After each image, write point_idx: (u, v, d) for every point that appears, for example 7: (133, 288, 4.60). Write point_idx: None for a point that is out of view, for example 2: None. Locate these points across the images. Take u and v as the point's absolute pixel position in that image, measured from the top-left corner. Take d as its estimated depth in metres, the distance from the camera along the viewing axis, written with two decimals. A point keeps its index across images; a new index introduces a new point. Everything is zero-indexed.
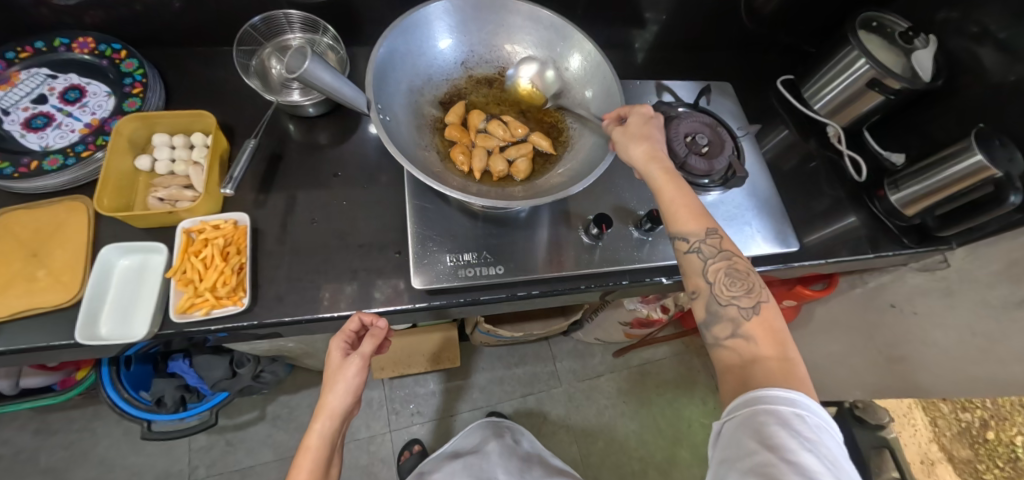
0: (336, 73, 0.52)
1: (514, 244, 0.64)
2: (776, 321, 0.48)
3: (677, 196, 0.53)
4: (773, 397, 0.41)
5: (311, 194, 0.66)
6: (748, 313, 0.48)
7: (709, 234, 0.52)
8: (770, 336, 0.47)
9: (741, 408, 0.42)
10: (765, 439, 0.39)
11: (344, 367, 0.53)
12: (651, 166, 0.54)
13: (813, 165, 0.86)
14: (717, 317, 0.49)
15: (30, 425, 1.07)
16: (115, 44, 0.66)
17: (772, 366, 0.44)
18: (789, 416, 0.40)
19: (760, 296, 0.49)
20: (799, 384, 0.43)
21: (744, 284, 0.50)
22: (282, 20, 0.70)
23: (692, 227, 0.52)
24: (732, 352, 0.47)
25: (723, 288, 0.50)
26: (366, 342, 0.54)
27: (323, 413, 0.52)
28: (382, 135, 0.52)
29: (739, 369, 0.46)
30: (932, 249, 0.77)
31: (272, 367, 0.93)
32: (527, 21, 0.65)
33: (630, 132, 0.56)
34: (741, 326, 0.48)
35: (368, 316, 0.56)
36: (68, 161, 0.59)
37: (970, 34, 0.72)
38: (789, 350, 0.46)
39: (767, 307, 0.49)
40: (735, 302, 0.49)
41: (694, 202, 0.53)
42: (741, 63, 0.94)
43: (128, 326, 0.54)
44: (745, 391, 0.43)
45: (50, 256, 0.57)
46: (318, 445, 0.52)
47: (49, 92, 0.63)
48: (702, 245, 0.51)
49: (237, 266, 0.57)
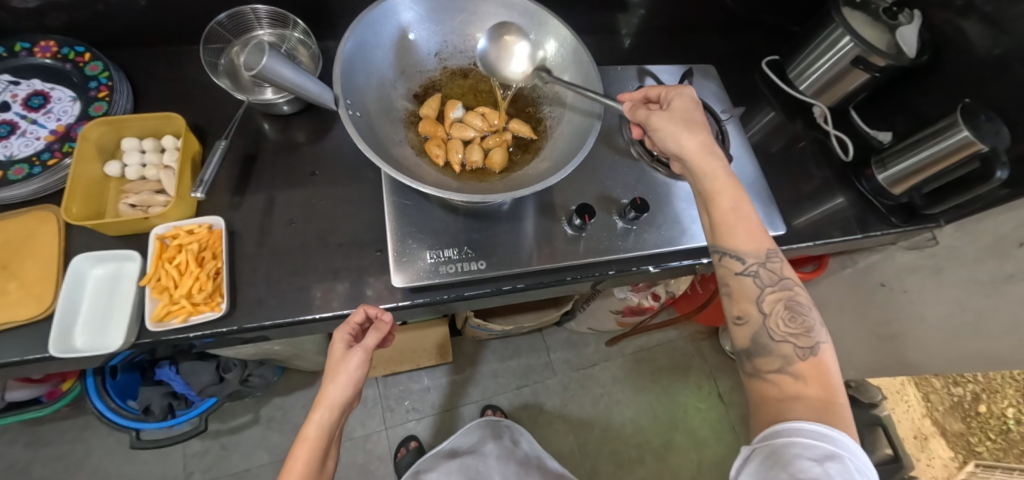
0: (299, 69, 0.50)
1: (497, 238, 0.63)
2: (833, 368, 0.46)
3: (730, 207, 0.51)
4: (811, 432, 0.40)
5: (288, 194, 0.65)
6: (803, 353, 0.46)
7: (768, 259, 0.50)
8: (822, 379, 0.45)
9: (776, 437, 0.41)
10: (796, 470, 0.38)
11: (347, 359, 0.52)
12: (709, 158, 0.53)
13: (800, 146, 0.85)
14: (765, 350, 0.48)
15: (21, 437, 1.06)
16: (78, 47, 0.64)
17: (816, 405, 0.43)
18: (826, 453, 0.39)
19: (819, 338, 0.47)
20: (842, 424, 0.41)
21: (802, 322, 0.48)
22: (250, 16, 0.68)
23: (751, 248, 0.50)
24: (776, 387, 0.46)
25: (779, 322, 0.48)
26: (371, 334, 0.53)
27: (322, 404, 0.50)
28: (351, 130, 0.50)
29: (779, 403, 0.45)
30: (921, 228, 0.76)
31: (261, 371, 0.92)
32: (500, 8, 0.63)
33: (676, 115, 0.56)
34: (792, 364, 0.46)
35: (375, 309, 0.55)
36: (34, 170, 0.58)
37: (955, 8, 0.71)
38: (838, 395, 0.44)
39: (824, 350, 0.47)
40: (790, 340, 0.47)
41: (754, 223, 0.51)
42: (726, 45, 0.93)
43: (104, 336, 0.53)
44: (780, 422, 0.43)
45: (21, 268, 0.55)
46: (316, 438, 0.50)
47: (12, 99, 0.61)
48: (760, 269, 0.50)
49: (213, 271, 0.56)
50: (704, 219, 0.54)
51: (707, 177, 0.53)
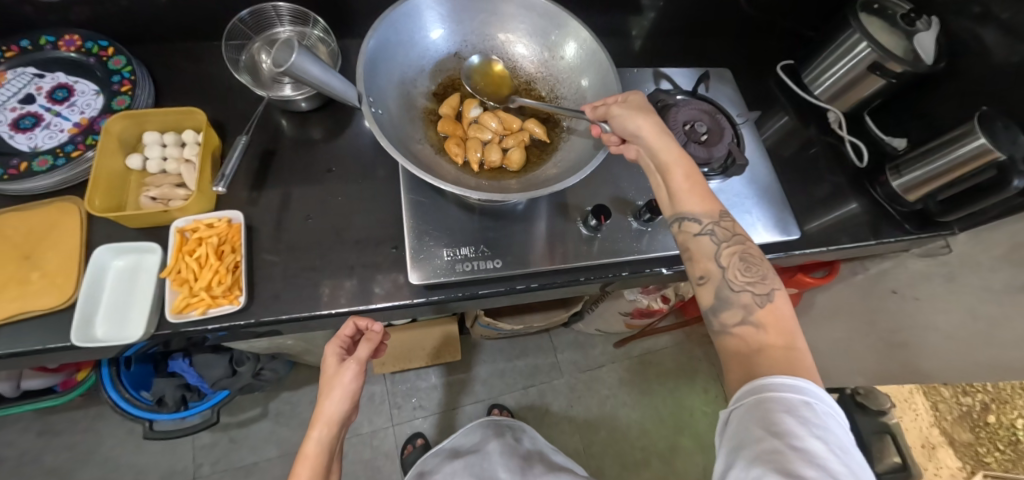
0: (326, 67, 0.51)
1: (512, 237, 0.64)
2: (790, 313, 0.46)
3: (685, 176, 0.52)
4: (781, 384, 0.39)
5: (305, 190, 0.66)
6: (761, 300, 0.46)
7: (720, 219, 0.51)
8: (780, 325, 0.45)
9: (748, 395, 0.40)
10: (773, 427, 0.37)
11: (340, 373, 0.53)
12: (661, 138, 0.53)
13: (813, 151, 0.85)
14: (727, 303, 0.47)
15: (34, 426, 1.07)
16: (103, 42, 0.65)
17: (778, 355, 0.42)
18: (796, 403, 0.38)
19: (774, 284, 0.47)
20: (809, 372, 0.41)
21: (757, 271, 0.48)
22: (271, 13, 0.69)
23: (704, 209, 0.51)
24: (740, 338, 0.45)
25: (736, 273, 0.48)
26: (361, 346, 0.54)
27: (320, 420, 0.52)
28: (374, 128, 0.51)
29: (746, 357, 0.44)
30: (934, 235, 0.78)
31: (272, 365, 0.93)
32: (521, 9, 0.64)
33: (631, 105, 0.54)
34: (753, 313, 0.46)
35: (363, 321, 0.56)
36: (58, 162, 0.59)
37: (972, 15, 0.71)
38: (799, 341, 0.43)
39: (780, 296, 0.47)
40: (748, 288, 0.47)
41: (702, 184, 0.53)
42: (740, 49, 0.93)
43: (124, 327, 0.54)
44: (752, 379, 0.41)
45: (44, 258, 0.56)
46: (315, 454, 0.52)
47: (37, 91, 0.62)
48: (715, 228, 0.50)
49: (232, 264, 0.57)
50: (660, 189, 0.55)
51: (660, 152, 0.53)
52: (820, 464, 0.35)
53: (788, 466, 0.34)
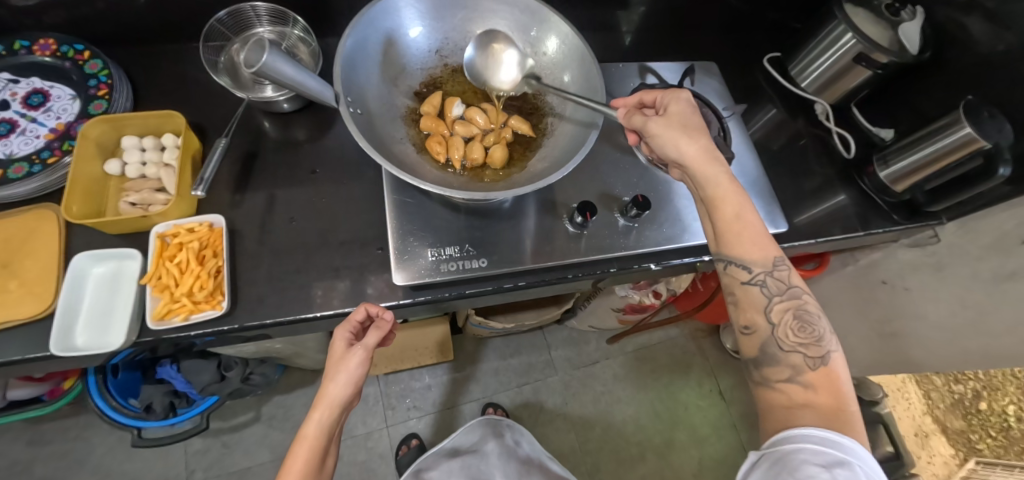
0: (299, 67, 0.50)
1: (498, 235, 0.63)
2: (842, 375, 0.45)
3: (734, 214, 0.50)
4: (820, 438, 0.39)
5: (289, 192, 0.65)
6: (814, 362, 0.45)
7: (776, 269, 0.49)
8: (831, 386, 0.44)
9: (785, 444, 0.40)
10: (805, 476, 0.37)
11: (347, 358, 0.52)
12: (710, 165, 0.51)
13: (802, 143, 0.85)
14: (774, 360, 0.47)
15: (24, 436, 1.06)
16: (78, 45, 0.64)
17: (829, 415, 0.42)
18: (834, 460, 0.38)
19: (829, 346, 0.46)
20: (854, 433, 0.40)
21: (812, 331, 0.47)
22: (250, 13, 0.68)
23: (757, 255, 0.49)
24: (784, 396, 0.45)
25: (789, 332, 0.47)
26: (371, 333, 0.53)
27: (322, 403, 0.50)
28: (351, 128, 0.50)
29: (788, 412, 0.44)
30: (923, 224, 0.77)
31: (261, 369, 0.93)
32: (501, 5, 0.63)
33: (672, 123, 0.53)
34: (802, 374, 0.45)
35: (375, 308, 0.55)
36: (34, 168, 0.58)
37: (957, 4, 0.71)
38: (847, 402, 0.43)
39: (835, 359, 0.46)
40: (800, 349, 0.46)
41: (760, 229, 0.49)
42: (728, 42, 0.92)
43: (105, 335, 0.53)
44: (790, 428, 0.42)
45: (22, 267, 0.55)
46: (315, 436, 0.50)
47: (12, 97, 0.61)
48: (767, 279, 0.48)
49: (214, 269, 0.56)
50: (706, 224, 0.53)
51: (709, 183, 0.51)
52: None
53: None
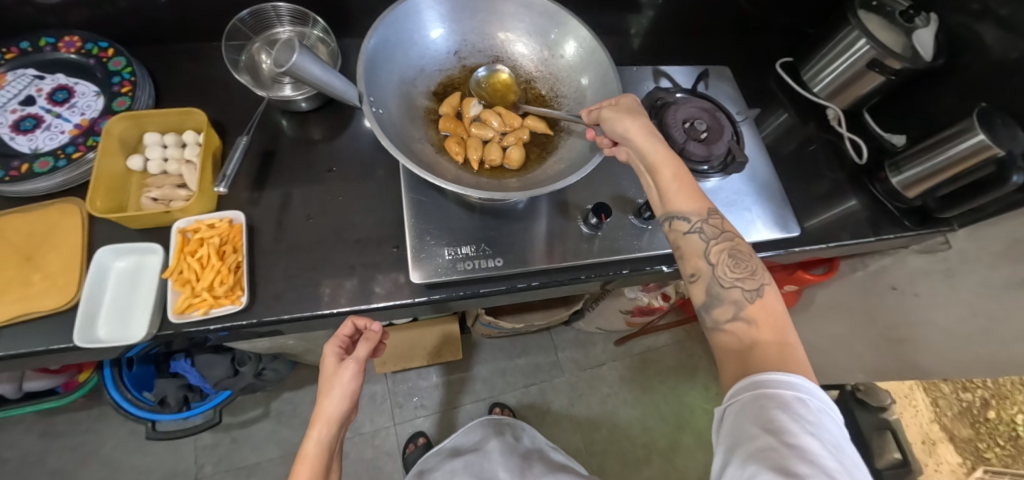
0: (326, 66, 0.51)
1: (513, 235, 0.64)
2: (780, 307, 0.45)
3: (672, 177, 0.52)
4: (774, 380, 0.39)
5: (306, 190, 0.66)
6: (751, 295, 0.46)
7: (709, 215, 0.50)
8: (772, 320, 0.44)
9: (743, 392, 0.40)
10: (766, 423, 0.37)
11: (339, 372, 0.54)
12: (650, 140, 0.52)
13: (813, 148, 0.85)
14: (718, 299, 0.46)
15: (36, 427, 1.07)
16: (102, 43, 0.65)
17: (772, 350, 0.42)
18: (791, 399, 0.37)
19: (763, 279, 0.47)
20: (802, 368, 0.40)
21: (746, 267, 0.47)
22: (271, 13, 0.69)
23: (692, 207, 0.50)
24: (733, 336, 0.45)
25: (725, 270, 0.48)
26: (361, 345, 0.54)
27: (320, 420, 0.53)
28: (374, 127, 0.51)
29: (740, 354, 0.43)
30: (935, 231, 0.77)
31: (274, 365, 0.93)
32: (520, 8, 0.64)
33: (621, 108, 0.55)
34: (744, 309, 0.45)
35: (362, 320, 0.56)
36: (59, 163, 0.59)
37: (971, 11, 0.71)
38: (791, 335, 0.43)
39: (770, 292, 0.46)
40: (738, 284, 0.46)
41: (690, 181, 0.52)
42: (739, 47, 0.93)
43: (126, 327, 0.54)
44: (747, 376, 0.41)
45: (47, 259, 0.56)
46: (315, 455, 0.53)
47: (37, 93, 0.62)
48: (704, 226, 0.49)
49: (234, 264, 0.57)
50: (653, 190, 0.54)
51: (648, 150, 0.52)
52: (814, 460, 0.34)
53: (781, 461, 0.34)
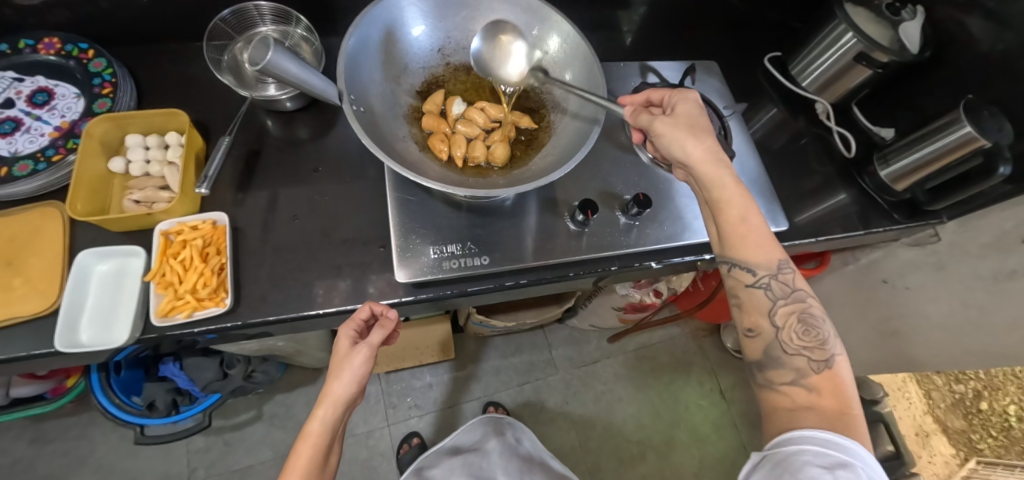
0: (304, 64, 0.50)
1: (499, 233, 0.63)
2: (846, 378, 0.46)
3: (740, 218, 0.50)
4: (820, 439, 0.40)
5: (292, 190, 0.65)
6: (817, 365, 0.46)
7: (779, 272, 0.49)
8: (835, 391, 0.45)
9: (787, 446, 0.41)
10: (807, 478, 0.38)
11: (351, 355, 0.53)
12: (719, 168, 0.52)
13: (802, 142, 0.85)
14: (777, 362, 0.47)
15: (26, 433, 1.06)
16: (82, 44, 0.64)
17: (830, 416, 0.43)
18: (836, 461, 0.38)
19: (833, 349, 0.47)
20: (856, 435, 0.41)
21: (815, 335, 0.47)
22: (253, 12, 0.68)
23: (762, 260, 0.49)
24: (787, 397, 0.46)
25: (792, 336, 0.48)
26: (376, 331, 0.53)
27: (326, 400, 0.52)
28: (356, 126, 0.50)
29: (790, 413, 0.45)
30: (923, 224, 0.77)
31: (264, 367, 0.93)
32: (503, 4, 0.63)
33: (680, 124, 0.54)
34: (806, 377, 0.46)
35: (380, 306, 0.56)
36: (39, 166, 0.58)
37: (958, 3, 0.71)
38: (853, 405, 0.44)
39: (839, 362, 0.46)
40: (804, 352, 0.47)
41: (765, 231, 0.50)
42: (728, 42, 0.93)
43: (109, 331, 0.53)
44: (793, 430, 0.43)
45: (27, 263, 0.56)
46: (318, 433, 0.52)
47: (16, 95, 0.61)
48: (772, 282, 0.49)
49: (217, 266, 0.57)
50: (713, 228, 0.53)
51: (716, 185, 0.51)
52: None
53: None
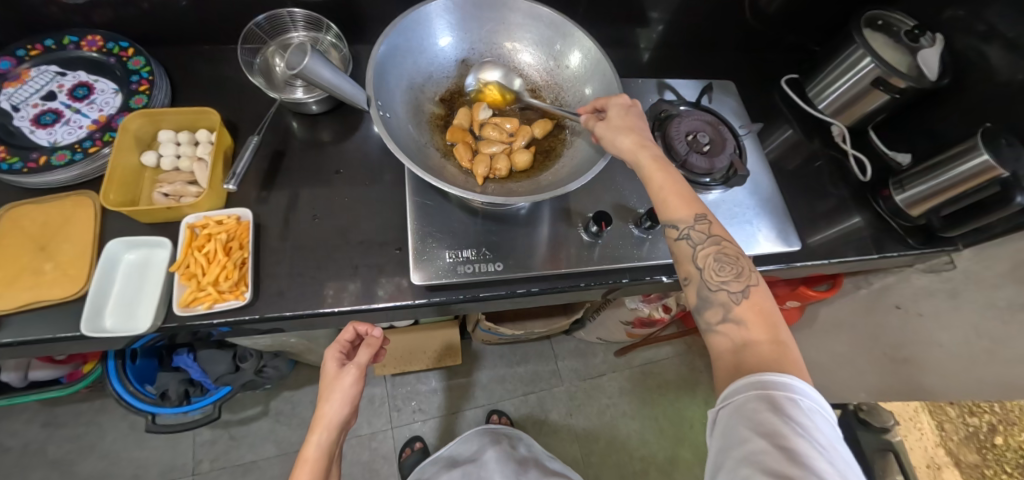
0: (337, 70, 0.53)
1: (514, 241, 0.64)
2: (769, 306, 0.46)
3: (662, 185, 0.52)
4: (766, 383, 0.39)
5: (314, 191, 0.67)
6: (740, 298, 0.46)
7: (697, 220, 0.50)
8: (761, 319, 0.45)
9: (735, 394, 0.41)
10: (760, 426, 0.38)
11: (341, 376, 0.55)
12: (640, 154, 0.53)
13: (817, 165, 0.85)
14: (708, 302, 0.47)
15: (38, 417, 1.08)
16: (123, 43, 0.67)
17: (766, 350, 0.42)
18: (782, 401, 0.38)
19: (751, 280, 0.47)
20: (794, 366, 0.41)
21: (734, 269, 0.48)
22: (286, 19, 0.71)
23: (681, 212, 0.50)
24: (725, 337, 0.45)
25: (714, 274, 0.48)
26: (362, 351, 0.56)
27: (320, 424, 0.54)
28: (381, 131, 0.52)
29: (733, 354, 0.44)
30: (939, 250, 0.77)
31: (274, 362, 0.94)
32: (527, 19, 0.65)
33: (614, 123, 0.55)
34: (733, 310, 0.46)
35: (363, 326, 0.58)
36: (76, 156, 0.60)
37: (977, 32, 0.71)
38: (781, 333, 0.44)
39: (758, 292, 0.47)
40: (725, 287, 0.47)
41: (682, 187, 0.52)
42: (746, 63, 0.94)
43: (133, 319, 0.55)
44: (739, 377, 0.42)
45: (58, 249, 0.58)
46: (315, 458, 0.53)
47: (58, 89, 0.64)
48: (691, 232, 0.50)
49: (240, 260, 0.58)
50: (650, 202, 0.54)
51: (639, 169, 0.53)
52: (807, 463, 0.35)
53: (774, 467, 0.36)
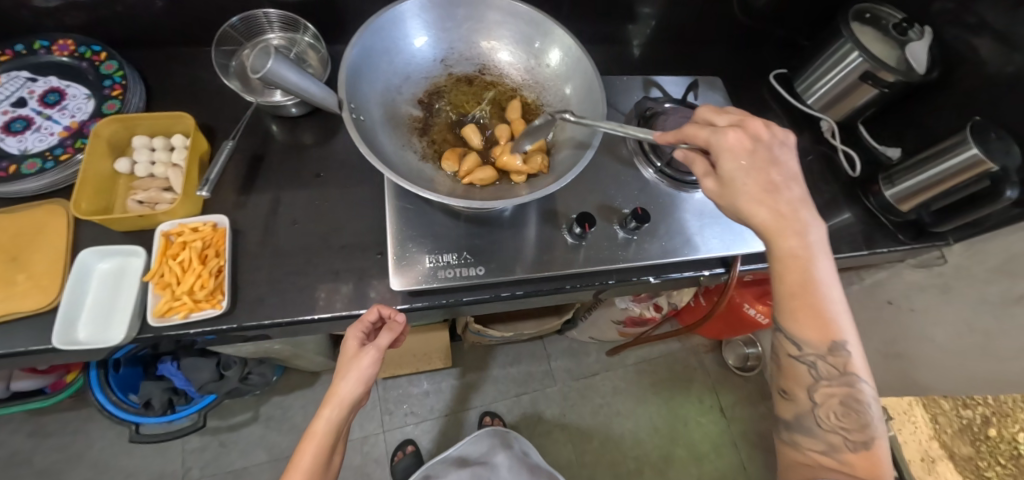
0: (303, 73, 0.51)
1: (499, 243, 0.63)
2: (887, 460, 0.44)
3: (798, 283, 0.45)
4: None
5: (294, 195, 0.66)
6: (853, 446, 0.45)
7: (829, 353, 0.45)
8: (870, 468, 0.44)
9: None
10: None
11: (359, 357, 0.53)
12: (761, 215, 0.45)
13: (807, 161, 0.84)
14: (810, 433, 0.47)
15: (25, 427, 1.07)
16: (95, 46, 0.66)
17: None
18: None
19: (873, 432, 0.45)
20: None
21: (857, 418, 0.45)
22: (262, 19, 0.70)
23: (813, 339, 0.45)
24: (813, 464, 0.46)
25: (830, 413, 0.46)
26: (384, 333, 0.53)
27: (332, 401, 0.51)
28: (353, 135, 0.51)
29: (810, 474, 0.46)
30: (929, 245, 0.76)
31: (260, 369, 0.93)
32: (505, 17, 0.64)
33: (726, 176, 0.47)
34: (840, 453, 0.45)
35: (388, 309, 0.56)
36: (47, 164, 0.59)
37: (966, 24, 0.70)
38: None
39: (878, 445, 0.45)
40: (841, 431, 0.45)
41: (823, 310, 0.45)
42: (735, 58, 0.93)
43: (106, 330, 0.54)
44: None
45: (29, 259, 0.57)
46: (324, 433, 0.51)
47: (29, 95, 0.63)
48: (819, 362, 0.46)
49: (215, 269, 0.57)
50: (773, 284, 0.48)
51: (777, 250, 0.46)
52: None
53: None
